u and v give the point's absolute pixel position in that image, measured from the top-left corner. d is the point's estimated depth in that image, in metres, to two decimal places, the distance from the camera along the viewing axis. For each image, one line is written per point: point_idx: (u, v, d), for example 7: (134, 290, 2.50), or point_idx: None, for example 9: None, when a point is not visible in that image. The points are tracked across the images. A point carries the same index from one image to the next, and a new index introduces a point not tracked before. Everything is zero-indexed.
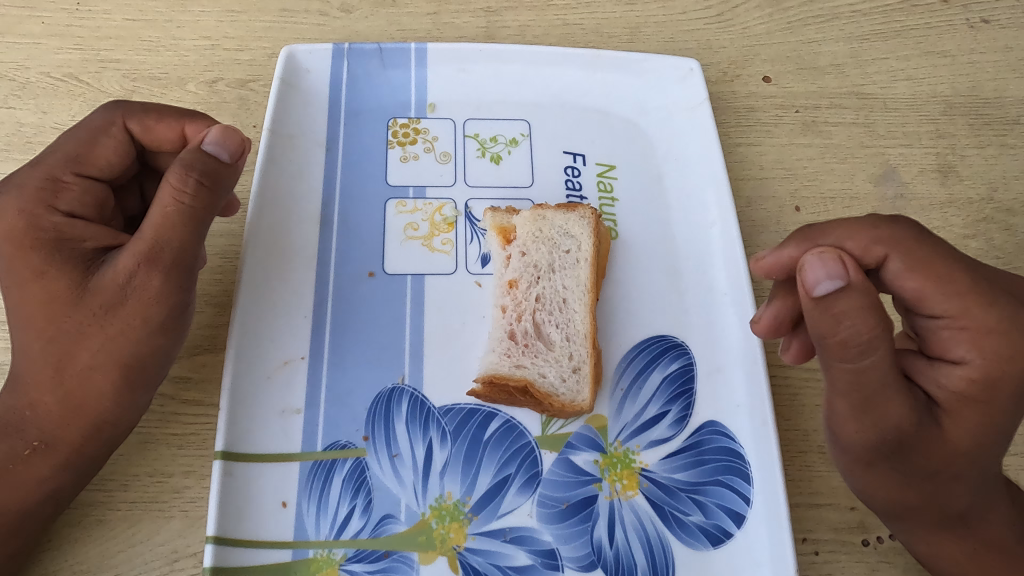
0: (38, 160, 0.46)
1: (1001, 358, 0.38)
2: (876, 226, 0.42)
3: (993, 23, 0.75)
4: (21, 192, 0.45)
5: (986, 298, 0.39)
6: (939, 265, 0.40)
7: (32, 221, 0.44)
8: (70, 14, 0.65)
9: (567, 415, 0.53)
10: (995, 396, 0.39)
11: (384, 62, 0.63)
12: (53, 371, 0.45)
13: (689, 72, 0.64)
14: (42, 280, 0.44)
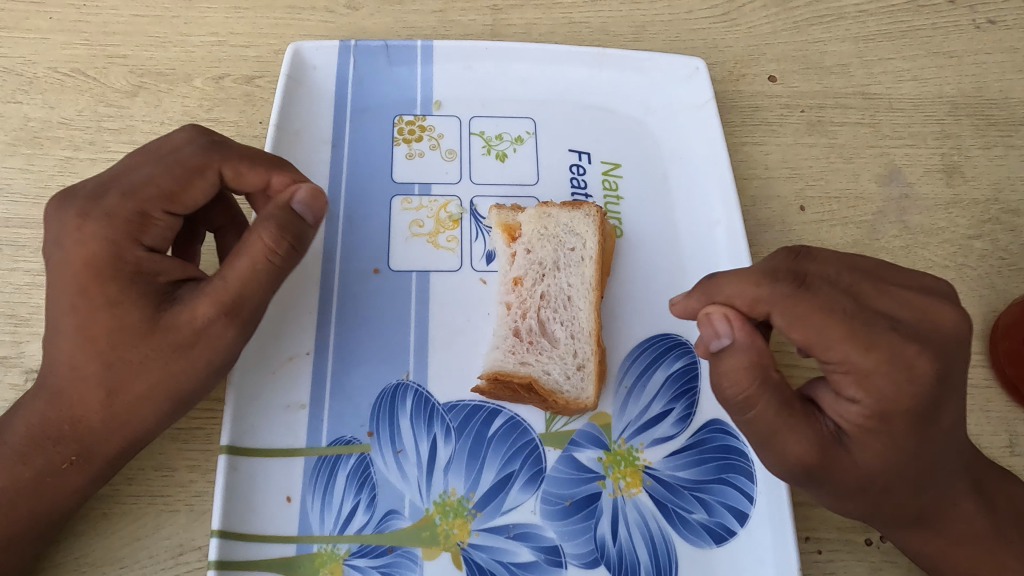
0: (128, 190, 0.43)
1: (887, 395, 0.37)
2: (758, 284, 0.41)
3: (999, 23, 0.75)
4: (110, 223, 0.42)
5: (860, 340, 0.37)
6: (818, 313, 0.38)
7: (110, 251, 0.42)
8: (77, 10, 0.65)
9: (572, 412, 0.53)
10: (893, 425, 0.38)
11: (391, 59, 0.63)
12: (103, 395, 0.43)
13: (695, 71, 0.64)
14: (114, 312, 0.42)
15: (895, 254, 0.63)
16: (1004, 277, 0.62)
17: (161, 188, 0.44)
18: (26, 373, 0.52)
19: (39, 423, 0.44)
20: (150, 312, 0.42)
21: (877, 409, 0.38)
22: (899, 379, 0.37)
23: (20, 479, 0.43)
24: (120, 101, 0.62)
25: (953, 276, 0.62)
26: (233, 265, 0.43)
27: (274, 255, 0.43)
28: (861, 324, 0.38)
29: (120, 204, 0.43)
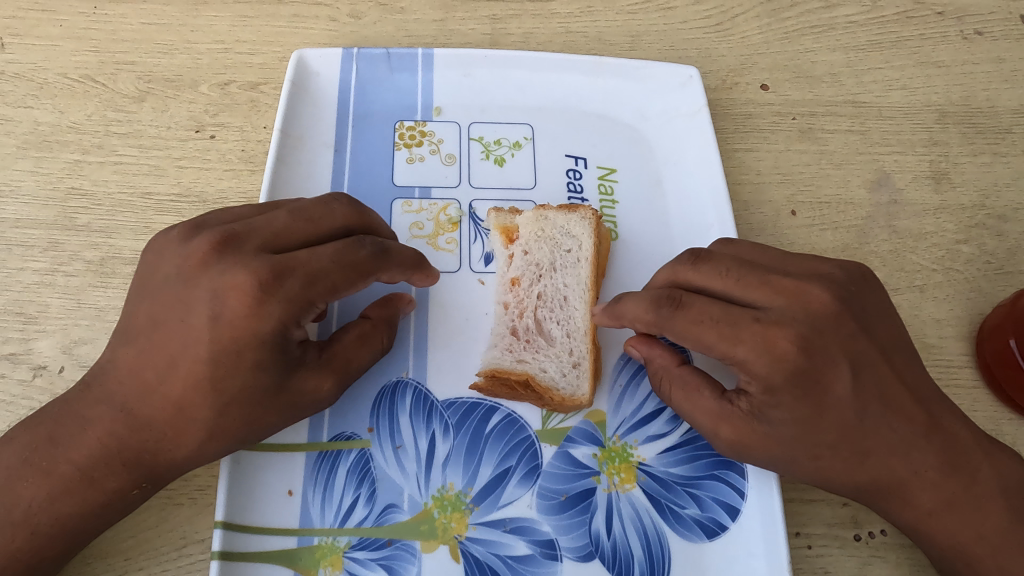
0: (310, 280, 0.45)
1: (769, 378, 0.46)
2: (648, 309, 0.49)
3: (987, 34, 0.76)
4: (285, 305, 0.44)
5: (730, 339, 0.46)
6: (694, 327, 0.47)
7: (272, 329, 0.44)
8: (87, 17, 0.67)
9: (568, 409, 0.54)
10: (784, 397, 0.46)
11: (392, 66, 0.65)
12: (202, 437, 0.44)
13: (689, 79, 0.66)
14: (250, 377, 0.44)
15: (884, 257, 0.64)
16: (990, 280, 0.64)
17: (334, 287, 0.46)
18: (34, 369, 0.53)
19: (120, 444, 0.44)
20: (278, 381, 0.45)
21: (765, 384, 0.46)
22: (770, 359, 0.46)
23: (91, 499, 0.44)
24: (128, 106, 0.64)
25: (941, 280, 0.63)
26: (355, 354, 0.50)
27: (381, 345, 0.52)
28: (733, 317, 0.47)
29: (298, 296, 0.44)
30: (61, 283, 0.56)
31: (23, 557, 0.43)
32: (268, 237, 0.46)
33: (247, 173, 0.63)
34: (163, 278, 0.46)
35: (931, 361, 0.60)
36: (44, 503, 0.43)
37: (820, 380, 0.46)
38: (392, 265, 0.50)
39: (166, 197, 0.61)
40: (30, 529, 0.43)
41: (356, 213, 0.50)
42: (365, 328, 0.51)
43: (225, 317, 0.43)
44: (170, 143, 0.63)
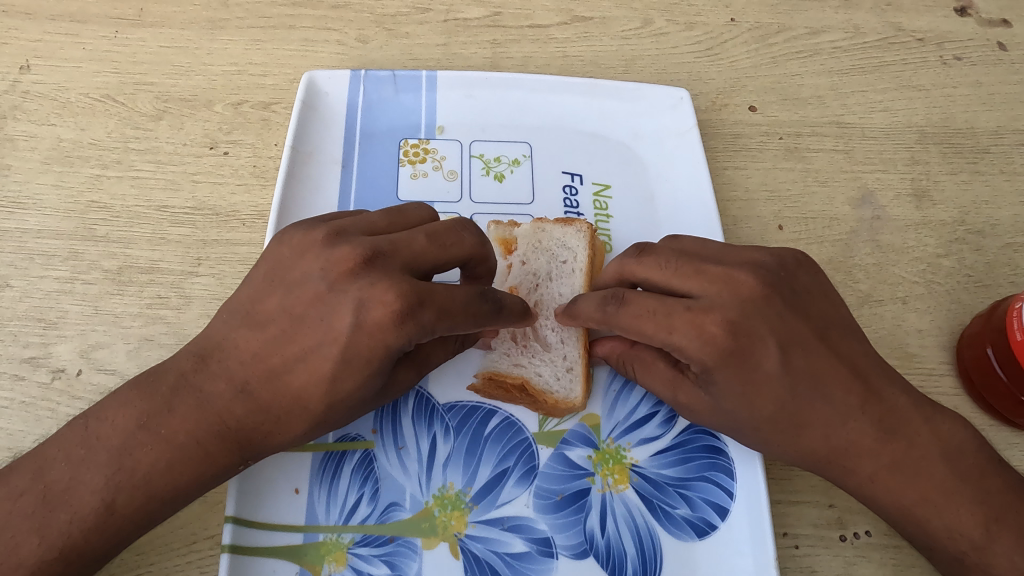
0: (443, 314, 0.46)
1: (705, 360, 0.49)
2: (594, 309, 0.52)
3: (965, 60, 0.80)
4: (413, 332, 0.45)
5: (665, 329, 0.49)
6: (633, 325, 0.50)
7: (398, 347, 0.46)
8: (108, 41, 0.70)
9: (562, 413, 0.57)
10: (723, 375, 0.49)
11: (398, 87, 0.68)
12: (309, 425, 0.48)
13: (680, 101, 0.70)
14: (365, 382, 0.47)
15: (867, 270, 0.67)
16: (970, 293, 0.66)
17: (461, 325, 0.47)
18: (53, 372, 0.56)
19: (238, 423, 0.47)
20: (381, 384, 0.49)
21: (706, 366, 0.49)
22: (706, 341, 0.49)
23: (204, 474, 0.46)
24: (146, 124, 0.67)
25: (922, 292, 0.66)
26: (435, 352, 0.54)
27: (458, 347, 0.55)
28: (674, 305, 0.49)
29: (429, 326, 0.45)
30: (81, 291, 0.59)
31: (130, 521, 0.45)
32: (407, 260, 0.47)
33: (258, 187, 0.66)
34: (304, 273, 0.48)
35: (913, 369, 0.62)
36: (162, 471, 0.45)
37: (757, 357, 0.49)
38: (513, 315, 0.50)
39: (181, 210, 0.64)
40: (146, 494, 0.45)
41: (480, 245, 0.51)
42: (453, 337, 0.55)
43: (366, 326, 0.45)
44: (186, 159, 0.66)
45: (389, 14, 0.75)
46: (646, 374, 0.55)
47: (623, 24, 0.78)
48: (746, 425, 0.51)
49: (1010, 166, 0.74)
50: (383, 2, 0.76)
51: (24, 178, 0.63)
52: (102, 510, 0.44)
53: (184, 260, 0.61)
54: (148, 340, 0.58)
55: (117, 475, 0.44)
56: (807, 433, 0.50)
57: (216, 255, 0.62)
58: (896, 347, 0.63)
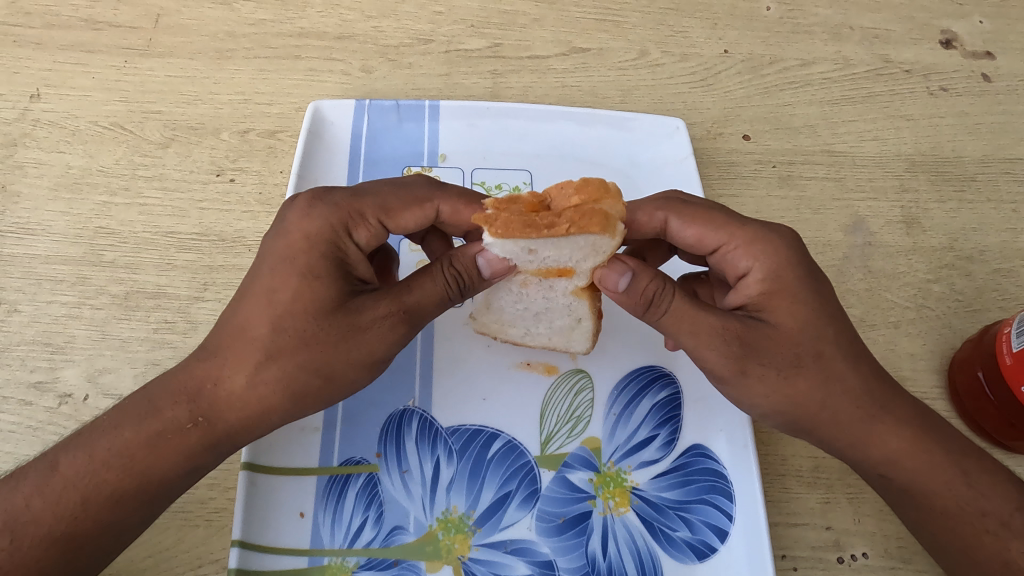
0: (358, 195, 0.49)
1: (770, 255, 0.49)
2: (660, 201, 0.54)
3: (950, 91, 0.83)
4: (334, 210, 0.48)
5: (738, 222, 0.51)
6: (703, 213, 0.52)
7: (321, 231, 0.47)
8: (117, 70, 0.72)
9: (597, 185, 0.48)
10: (786, 282, 0.48)
11: (401, 116, 0.70)
12: (261, 359, 0.44)
13: (676, 130, 0.71)
14: (305, 282, 0.44)
15: (860, 295, 0.68)
16: (959, 317, 0.68)
17: (384, 202, 0.50)
18: (60, 397, 0.56)
19: (186, 376, 0.44)
20: (338, 297, 0.45)
21: (771, 268, 0.48)
22: (777, 244, 0.50)
23: (149, 428, 0.44)
24: (154, 151, 0.68)
25: (914, 316, 0.68)
26: (418, 282, 0.47)
27: (450, 285, 0.48)
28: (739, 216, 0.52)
29: (343, 203, 0.48)
30: (88, 316, 0.60)
31: (72, 487, 0.43)
32: None
33: (264, 214, 0.67)
34: None
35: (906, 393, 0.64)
36: (109, 430, 0.44)
37: (822, 279, 0.49)
38: (449, 194, 0.52)
39: (188, 236, 0.65)
40: (91, 455, 0.43)
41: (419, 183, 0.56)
42: (445, 270, 0.48)
43: (285, 229, 0.47)
44: (193, 186, 0.67)
45: (392, 45, 0.77)
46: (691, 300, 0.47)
47: (620, 55, 0.80)
48: (801, 350, 0.46)
49: (997, 193, 0.76)
50: (387, 33, 0.78)
51: (33, 205, 0.65)
52: (47, 470, 0.44)
53: (190, 286, 0.62)
54: (154, 365, 0.58)
55: (70, 442, 0.44)
56: (857, 367, 0.47)
57: (223, 281, 0.63)
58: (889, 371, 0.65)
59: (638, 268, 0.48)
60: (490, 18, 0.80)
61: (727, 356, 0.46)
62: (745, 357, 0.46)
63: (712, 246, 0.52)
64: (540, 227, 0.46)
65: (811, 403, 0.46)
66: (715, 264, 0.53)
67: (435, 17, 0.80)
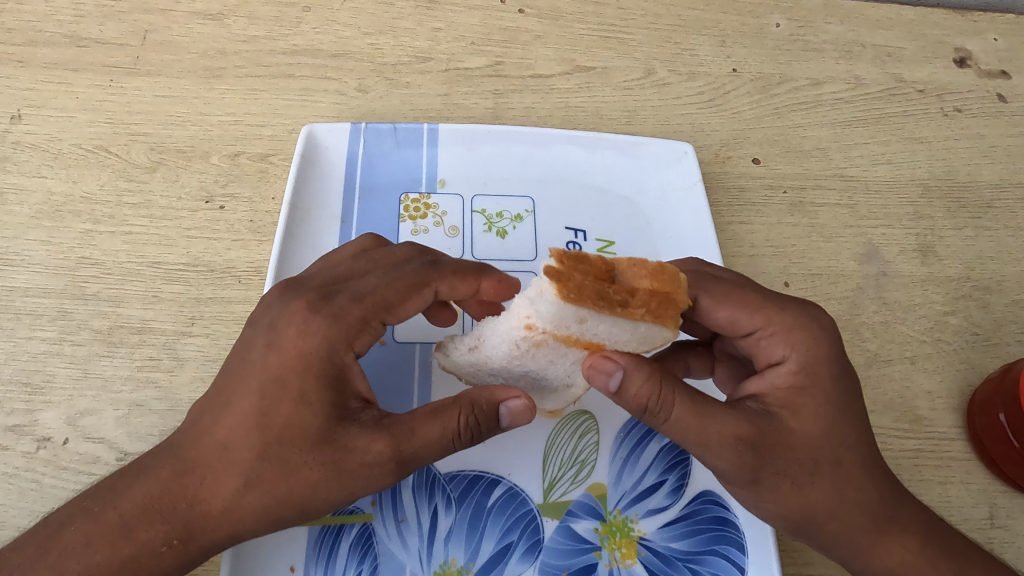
0: (358, 296, 0.45)
1: (807, 346, 0.45)
2: (687, 275, 0.49)
3: (966, 112, 0.81)
4: (335, 321, 0.44)
5: (776, 306, 0.47)
6: (736, 293, 0.48)
7: (319, 347, 0.42)
8: (103, 89, 0.69)
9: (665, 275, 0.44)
10: (820, 382, 0.44)
11: (398, 140, 0.67)
12: (242, 485, 0.40)
13: (684, 155, 0.69)
14: (295, 409, 0.41)
15: (875, 329, 0.66)
16: (977, 352, 0.66)
17: (386, 299, 0.46)
18: (38, 441, 0.53)
19: (162, 490, 0.41)
20: (329, 427, 0.41)
21: (807, 362, 0.44)
22: (818, 336, 0.45)
23: (121, 549, 0.40)
24: (140, 176, 0.66)
25: (930, 351, 0.65)
26: (422, 424, 0.42)
27: (460, 426, 0.42)
28: (778, 298, 0.47)
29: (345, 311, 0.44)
30: (69, 353, 0.57)
31: None
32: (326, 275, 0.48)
33: (255, 243, 0.64)
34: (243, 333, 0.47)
35: (923, 433, 0.61)
36: (78, 545, 0.40)
37: (855, 380, 0.45)
38: (446, 273, 0.49)
39: (175, 266, 0.62)
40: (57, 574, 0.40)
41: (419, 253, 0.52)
42: (462, 415, 0.42)
43: (280, 338, 0.43)
44: (181, 213, 0.64)
45: (389, 63, 0.75)
46: (702, 410, 0.42)
47: (625, 74, 0.77)
48: (818, 458, 0.42)
49: (1014, 220, 0.74)
50: (384, 51, 0.75)
51: (12, 234, 0.62)
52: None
53: (177, 320, 0.60)
54: (138, 406, 0.56)
55: (36, 553, 0.41)
56: (874, 477, 0.44)
57: (211, 314, 0.60)
58: (905, 410, 0.62)
59: (630, 365, 0.43)
60: (492, 35, 0.78)
61: (734, 462, 0.42)
62: (756, 465, 0.42)
63: (747, 330, 0.47)
64: (614, 303, 0.42)
65: (825, 513, 0.43)
66: (745, 347, 0.48)
67: (434, 34, 0.77)
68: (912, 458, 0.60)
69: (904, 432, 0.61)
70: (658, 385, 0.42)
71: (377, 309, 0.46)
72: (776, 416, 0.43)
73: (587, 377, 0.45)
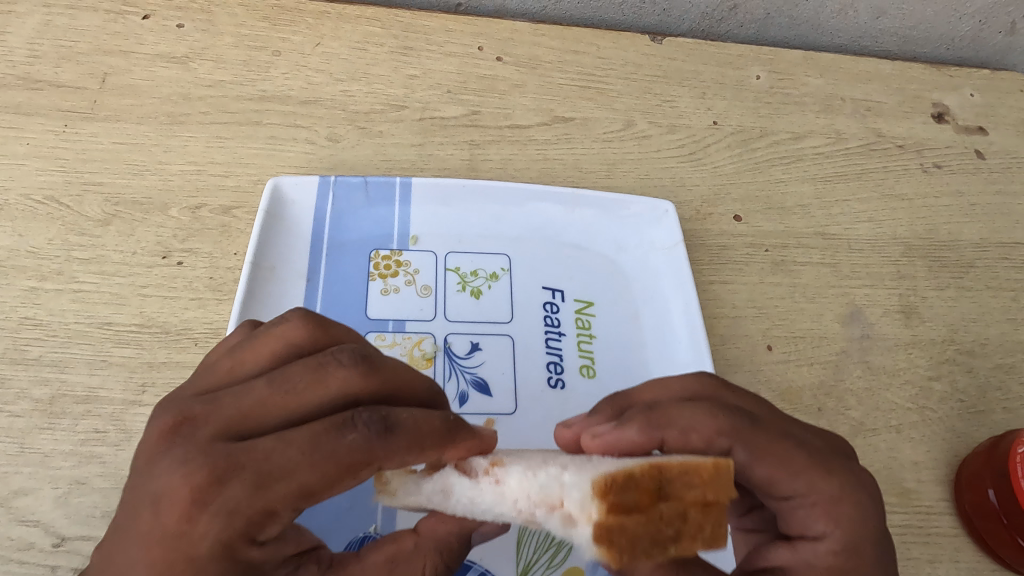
0: (262, 482, 0.31)
1: (852, 527, 0.37)
2: (716, 416, 0.38)
3: (945, 168, 0.80)
4: (229, 519, 0.31)
5: (823, 467, 0.38)
6: (777, 447, 0.38)
7: (210, 548, 0.31)
8: (56, 136, 0.65)
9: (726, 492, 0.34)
10: (866, 568, 0.36)
11: (369, 195, 0.64)
12: None
13: (665, 213, 0.67)
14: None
15: (860, 396, 0.64)
16: (962, 420, 0.64)
17: (303, 486, 0.32)
18: None
19: None
20: None
21: (850, 545, 0.36)
22: (863, 510, 0.37)
23: None
24: (93, 229, 0.62)
25: (915, 419, 0.64)
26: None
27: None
28: (821, 457, 0.38)
29: (244, 500, 0.31)
30: (4, 425, 0.53)
31: None
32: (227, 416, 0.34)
33: (214, 302, 0.60)
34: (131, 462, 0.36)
35: (911, 507, 0.59)
36: None
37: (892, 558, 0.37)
38: (398, 451, 0.34)
39: (127, 328, 0.58)
40: None
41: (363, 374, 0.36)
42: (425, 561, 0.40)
43: (158, 528, 0.31)
44: (135, 270, 0.61)
45: (361, 111, 0.72)
46: None
47: (604, 125, 0.76)
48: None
49: (996, 281, 0.73)
50: (357, 98, 0.73)
51: None
52: None
53: (126, 387, 0.56)
54: (79, 484, 0.51)
55: None
56: None
57: (164, 380, 0.56)
58: (892, 482, 0.60)
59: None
60: (468, 83, 0.76)
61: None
62: None
63: (785, 495, 0.38)
64: (665, 539, 0.33)
65: None
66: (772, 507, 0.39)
67: (409, 82, 0.75)
68: (900, 535, 0.57)
69: (891, 506, 0.59)
70: None
71: (290, 498, 0.32)
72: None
73: None
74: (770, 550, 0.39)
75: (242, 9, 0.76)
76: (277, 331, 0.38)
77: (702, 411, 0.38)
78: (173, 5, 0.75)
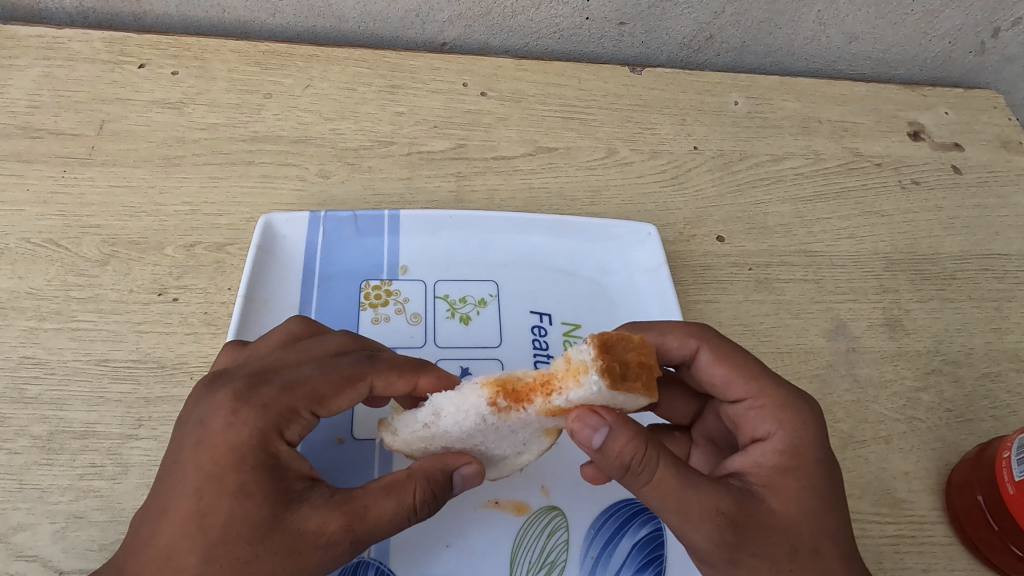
0: (287, 387, 0.42)
1: (797, 431, 0.44)
2: (690, 326, 0.51)
3: (923, 184, 0.82)
4: (313, 368, 0.44)
5: (773, 380, 0.47)
6: (738, 357, 0.49)
7: (318, 395, 0.43)
8: (56, 181, 0.68)
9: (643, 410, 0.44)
10: (808, 463, 0.43)
11: (359, 228, 0.66)
12: (265, 484, 0.39)
13: (648, 236, 0.69)
14: (235, 506, 0.38)
15: (848, 408, 0.65)
16: (952, 429, 0.65)
17: (317, 393, 0.43)
18: None
19: (236, 474, 0.39)
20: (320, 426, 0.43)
21: (792, 442, 0.44)
22: (806, 415, 0.45)
23: (212, 535, 0.37)
24: (90, 269, 0.64)
25: (905, 430, 0.64)
26: (375, 498, 0.40)
27: (416, 503, 0.42)
28: (772, 372, 0.47)
29: (311, 383, 0.43)
30: (3, 462, 0.54)
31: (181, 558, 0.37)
32: (270, 360, 0.45)
33: (208, 336, 0.62)
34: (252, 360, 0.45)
35: (902, 517, 0.59)
36: (198, 513, 0.38)
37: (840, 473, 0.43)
38: (383, 368, 0.47)
39: (123, 363, 0.59)
40: (203, 553, 0.37)
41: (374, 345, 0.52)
42: (426, 462, 0.45)
43: (281, 379, 0.43)
44: (132, 307, 0.62)
45: (351, 148, 0.74)
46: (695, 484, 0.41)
47: (587, 154, 0.78)
48: (800, 543, 0.40)
49: (979, 292, 0.74)
50: (346, 136, 0.75)
51: None
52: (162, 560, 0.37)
53: (123, 421, 0.57)
54: (76, 518, 0.52)
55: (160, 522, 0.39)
56: (818, 483, 0.42)
57: (160, 415, 0.57)
58: (884, 493, 0.60)
59: (616, 423, 0.41)
60: (454, 118, 0.78)
61: (713, 538, 0.39)
62: (738, 542, 0.39)
63: (738, 397, 0.48)
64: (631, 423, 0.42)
65: (790, 528, 0.40)
66: (735, 418, 0.48)
67: (397, 118, 0.77)
68: (893, 545, 0.58)
69: (883, 517, 0.59)
70: (643, 444, 0.40)
71: (308, 401, 0.43)
72: (759, 495, 0.41)
73: (571, 433, 0.43)
74: (729, 461, 0.46)
75: (234, 55, 0.78)
76: (275, 329, 0.50)
77: (681, 323, 0.52)
78: (168, 54, 0.77)
